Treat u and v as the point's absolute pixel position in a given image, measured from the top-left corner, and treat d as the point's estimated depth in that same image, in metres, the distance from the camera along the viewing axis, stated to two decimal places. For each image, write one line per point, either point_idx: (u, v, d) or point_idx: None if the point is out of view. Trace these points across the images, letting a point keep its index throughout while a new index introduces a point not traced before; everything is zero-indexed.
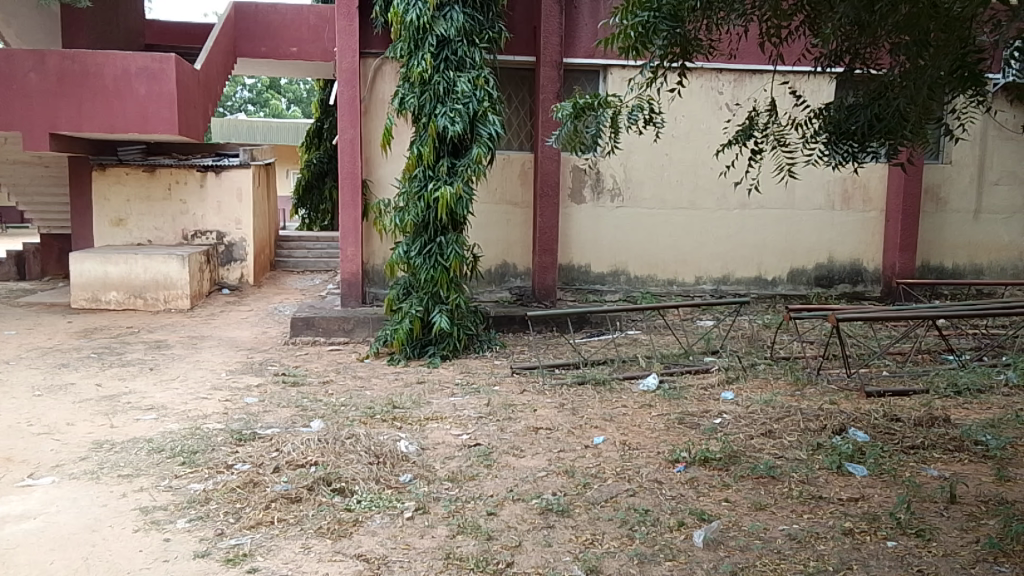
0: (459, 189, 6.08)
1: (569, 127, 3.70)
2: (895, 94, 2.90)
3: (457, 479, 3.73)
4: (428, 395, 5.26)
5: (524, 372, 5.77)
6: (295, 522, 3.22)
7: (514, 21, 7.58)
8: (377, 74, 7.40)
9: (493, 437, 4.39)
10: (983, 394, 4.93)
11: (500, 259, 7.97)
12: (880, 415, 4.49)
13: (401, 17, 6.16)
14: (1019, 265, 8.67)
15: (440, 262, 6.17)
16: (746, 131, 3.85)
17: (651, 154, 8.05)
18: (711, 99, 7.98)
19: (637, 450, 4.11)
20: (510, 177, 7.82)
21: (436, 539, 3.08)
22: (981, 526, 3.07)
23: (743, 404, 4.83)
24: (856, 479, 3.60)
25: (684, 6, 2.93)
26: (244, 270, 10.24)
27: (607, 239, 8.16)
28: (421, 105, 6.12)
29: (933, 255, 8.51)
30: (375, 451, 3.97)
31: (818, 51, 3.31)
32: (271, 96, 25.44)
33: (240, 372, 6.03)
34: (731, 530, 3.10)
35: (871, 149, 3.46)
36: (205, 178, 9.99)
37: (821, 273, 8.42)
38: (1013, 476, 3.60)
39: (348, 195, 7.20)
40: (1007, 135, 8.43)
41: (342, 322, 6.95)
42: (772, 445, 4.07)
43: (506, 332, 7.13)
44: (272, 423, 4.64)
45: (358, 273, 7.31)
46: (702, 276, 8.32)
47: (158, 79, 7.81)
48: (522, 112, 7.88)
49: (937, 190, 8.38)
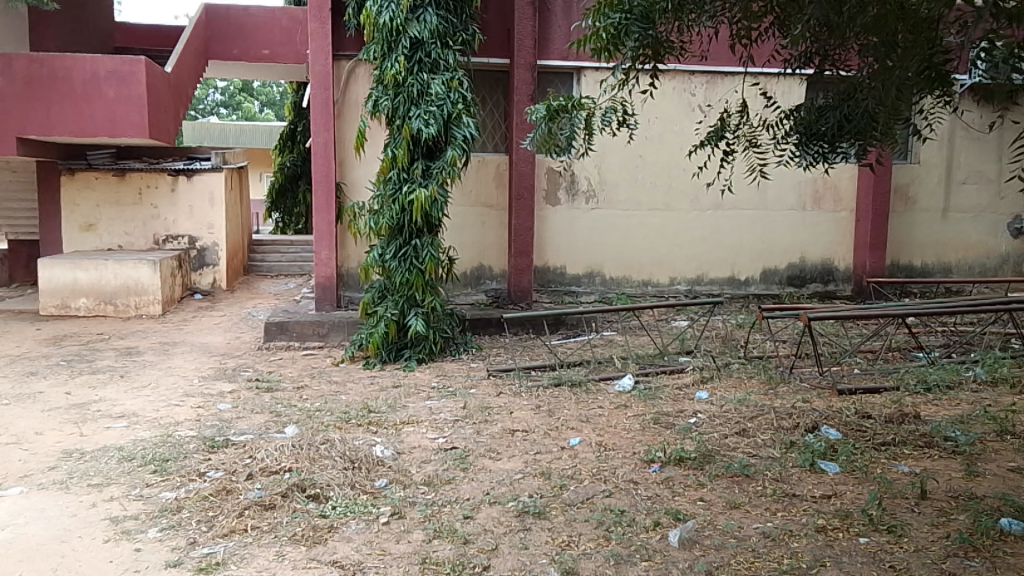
0: (434, 192, 6.06)
1: (544, 128, 3.71)
2: (864, 95, 2.94)
3: (433, 483, 3.71)
4: (404, 399, 5.23)
5: (500, 375, 5.76)
6: (269, 530, 3.18)
7: (487, 23, 7.56)
8: (351, 76, 7.37)
9: (468, 440, 4.37)
10: (952, 390, 5.01)
11: (476, 262, 7.95)
12: (851, 412, 4.54)
13: (374, 19, 6.13)
14: (987, 263, 8.82)
15: (415, 265, 6.14)
16: (717, 133, 3.87)
17: (626, 156, 8.08)
18: (684, 101, 8.04)
19: (613, 451, 4.12)
20: (485, 180, 7.81)
21: (411, 544, 3.06)
22: (952, 521, 3.11)
23: (717, 404, 4.86)
24: (829, 477, 3.63)
25: (655, 7, 2.93)
26: (217, 275, 10.15)
27: (583, 242, 8.18)
28: (395, 108, 6.10)
29: (902, 255, 8.63)
30: (350, 457, 3.95)
31: (788, 52, 3.32)
32: (243, 100, 25.27)
33: (213, 378, 5.96)
34: (706, 530, 3.11)
35: (841, 150, 3.50)
36: (176, 182, 9.89)
37: (793, 272, 8.50)
38: (982, 471, 3.66)
39: (322, 198, 7.15)
40: (973, 136, 8.57)
41: (316, 326, 6.90)
42: (746, 444, 4.09)
43: (482, 335, 7.11)
44: (245, 429, 4.59)
45: (333, 277, 7.25)
46: (676, 277, 8.36)
47: (128, 82, 7.71)
48: (496, 114, 7.88)
49: (906, 190, 8.50)
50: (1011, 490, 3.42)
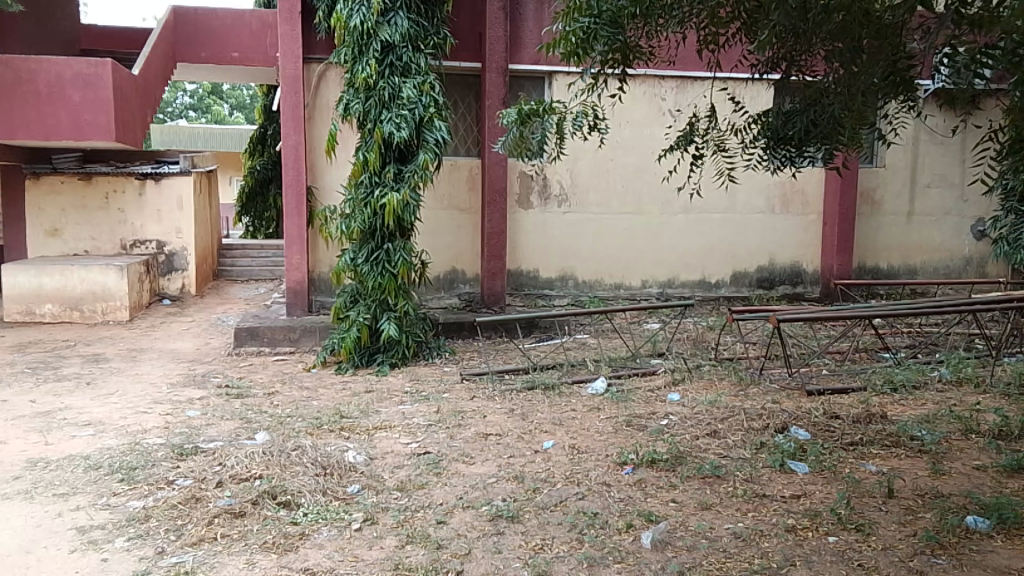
0: (406, 196, 6.04)
1: (515, 132, 3.72)
2: (830, 100, 2.99)
3: (405, 488, 3.69)
4: (376, 405, 5.20)
5: (473, 379, 5.75)
6: (239, 538, 3.14)
7: (458, 27, 7.56)
8: (321, 79, 7.31)
9: (441, 445, 4.36)
10: (918, 390, 5.09)
11: (449, 266, 7.93)
12: (820, 413, 4.59)
13: (345, 22, 6.10)
14: (951, 265, 8.99)
15: (387, 269, 6.13)
16: (687, 137, 3.90)
17: (598, 160, 8.12)
18: (655, 106, 8.10)
19: (586, 453, 4.13)
20: (458, 183, 7.80)
21: (384, 550, 3.04)
22: (918, 519, 3.16)
23: (689, 405, 4.89)
24: (798, 477, 3.67)
25: (624, 13, 2.95)
26: (185, 280, 10.03)
27: (555, 246, 8.20)
28: (366, 111, 6.07)
29: (869, 257, 8.77)
30: (321, 463, 3.91)
31: (755, 57, 3.35)
32: (212, 103, 25.02)
33: (182, 385, 5.87)
34: (678, 531, 3.13)
35: (808, 154, 3.55)
36: (143, 186, 9.74)
37: (762, 275, 8.60)
38: (947, 469, 3.73)
39: (293, 202, 7.09)
40: (936, 140, 8.74)
41: (288, 331, 6.83)
42: (717, 445, 4.13)
43: (455, 339, 7.10)
44: (215, 436, 4.53)
45: (304, 282, 7.20)
46: (648, 280, 8.42)
47: (93, 85, 7.60)
48: (468, 117, 7.88)
49: (871, 193, 8.64)
50: (976, 488, 3.49)
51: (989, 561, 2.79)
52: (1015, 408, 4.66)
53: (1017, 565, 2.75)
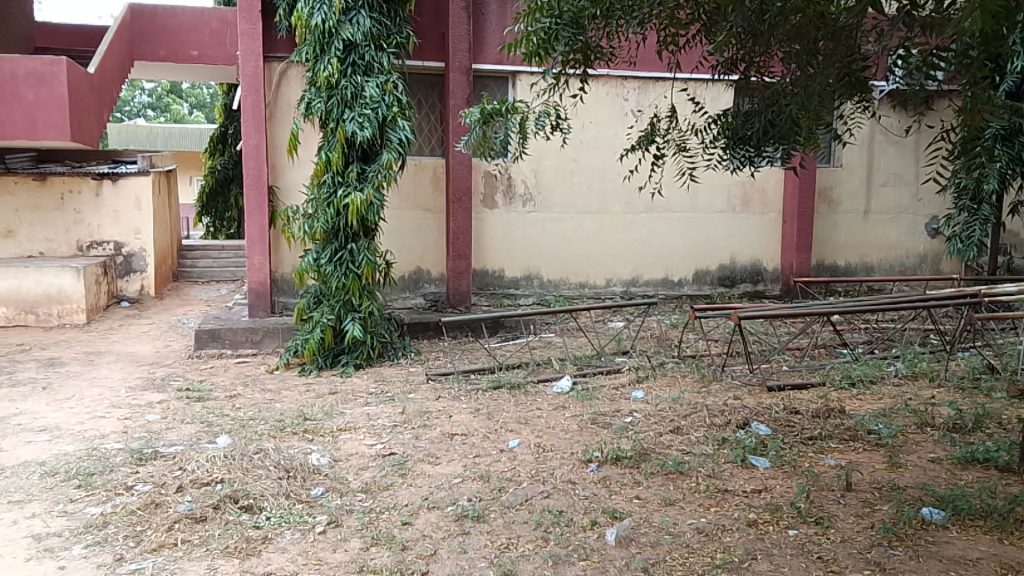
0: (370, 196, 6.01)
1: (479, 132, 3.72)
2: (787, 101, 3.04)
3: (370, 490, 3.67)
4: (340, 406, 5.15)
5: (438, 379, 5.74)
6: (200, 543, 3.09)
7: (421, 27, 7.52)
8: (282, 78, 7.24)
9: (407, 446, 4.34)
10: (875, 384, 5.20)
11: (414, 266, 7.89)
12: (780, 408, 4.67)
13: (306, 21, 6.05)
14: (906, 263, 9.19)
15: (351, 269, 6.08)
16: (648, 137, 3.92)
17: (561, 159, 8.15)
18: (618, 106, 8.16)
19: (551, 452, 4.15)
20: (422, 183, 7.77)
21: (348, 552, 3.02)
22: (875, 512, 3.22)
23: (652, 403, 4.94)
24: (759, 471, 3.73)
25: (584, 14, 2.97)
26: (144, 282, 9.88)
27: (520, 245, 8.21)
28: (329, 110, 6.02)
29: (827, 255, 8.94)
30: (284, 466, 3.87)
31: (715, 59, 3.40)
32: (172, 102, 24.64)
33: (141, 389, 5.76)
34: (642, 527, 3.16)
35: (766, 154, 3.61)
36: (100, 187, 9.51)
37: (724, 273, 8.71)
38: (903, 462, 3.81)
39: (254, 203, 7.00)
40: (892, 140, 8.93)
41: (249, 333, 6.76)
42: (680, 442, 4.17)
43: (420, 339, 7.07)
44: (174, 440, 4.46)
45: (266, 283, 7.11)
46: (612, 278, 8.47)
47: (47, 83, 7.42)
48: (432, 117, 7.85)
49: (829, 192, 8.81)
50: (931, 481, 3.57)
51: (944, 551, 2.85)
52: (968, 401, 4.78)
53: (971, 555, 2.82)
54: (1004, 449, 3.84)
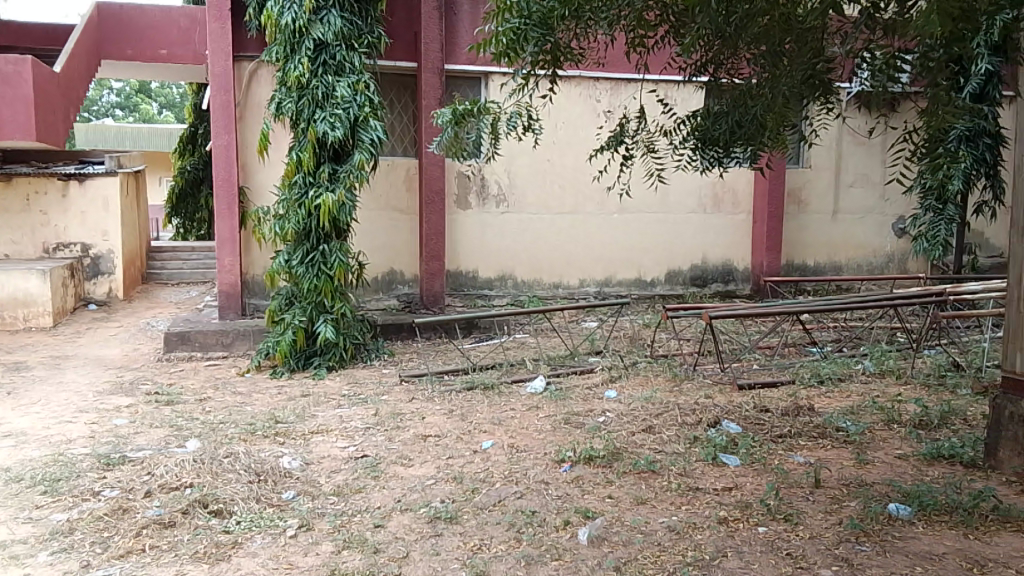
0: (341, 197, 5.97)
1: (450, 132, 3.71)
2: (754, 101, 3.08)
3: (342, 493, 3.64)
4: (313, 409, 5.11)
5: (412, 381, 5.72)
6: (169, 549, 3.05)
7: (393, 26, 7.48)
8: (253, 78, 7.18)
9: (380, 448, 4.32)
10: (843, 382, 5.28)
11: (387, 267, 7.86)
12: (751, 407, 4.71)
13: (276, 20, 5.99)
14: (874, 262, 9.32)
15: (323, 270, 6.03)
16: (617, 138, 3.92)
17: (534, 160, 8.16)
18: (590, 107, 8.20)
19: (524, 452, 4.15)
20: (395, 184, 7.75)
21: (320, 556, 2.99)
22: (844, 508, 3.27)
23: (625, 402, 4.96)
24: (730, 469, 3.77)
25: (553, 14, 2.97)
26: (112, 284, 9.72)
27: (493, 245, 8.20)
28: (300, 110, 5.97)
29: (797, 255, 9.04)
30: (255, 470, 3.83)
31: (684, 60, 3.44)
32: (140, 101, 24.34)
33: (109, 392, 5.68)
34: (615, 526, 3.17)
35: (734, 155, 3.66)
36: (67, 187, 9.35)
37: (696, 273, 8.78)
38: (871, 459, 3.87)
39: (224, 204, 6.92)
40: (859, 141, 9.06)
41: (220, 335, 6.69)
42: (652, 441, 4.20)
43: (394, 340, 7.04)
44: (143, 445, 4.39)
45: (237, 285, 7.02)
46: (586, 278, 8.50)
47: (12, 82, 7.27)
48: (405, 118, 7.84)
49: (799, 193, 8.92)
50: (898, 476, 3.62)
51: (910, 547, 2.89)
52: (934, 398, 4.86)
53: (937, 550, 2.86)
54: (968, 445, 3.92)
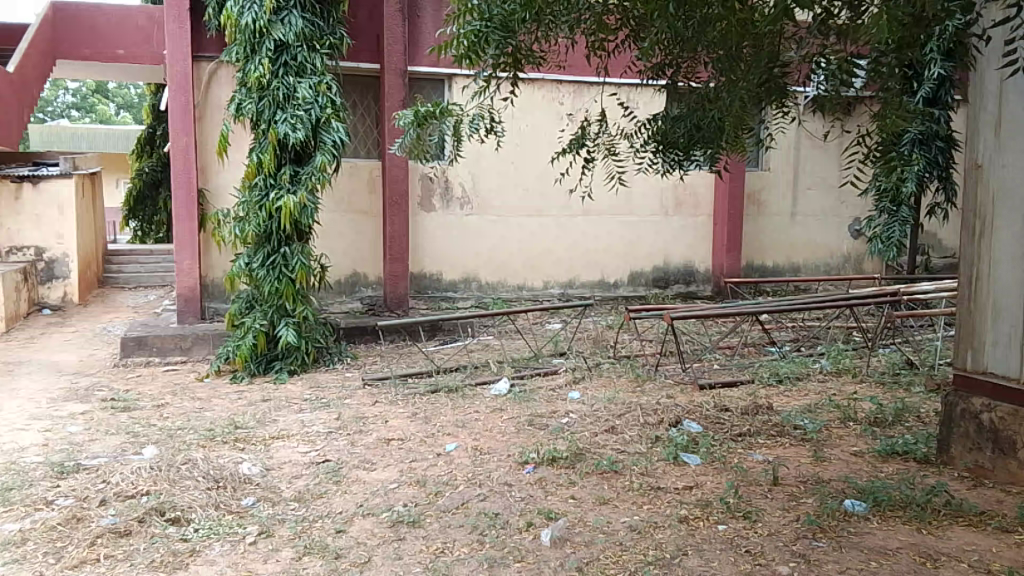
0: (303, 199, 5.92)
1: (412, 134, 3.69)
2: (712, 105, 3.12)
3: (303, 499, 3.60)
4: (273, 414, 5.05)
5: (374, 384, 5.67)
6: (125, 558, 2.99)
7: (355, 28, 7.44)
8: (212, 78, 7.09)
9: (342, 452, 4.28)
10: (801, 381, 5.37)
11: (350, 269, 7.80)
12: (711, 406, 4.76)
13: (236, 20, 5.90)
14: (831, 262, 9.49)
15: (284, 273, 5.97)
16: (578, 140, 3.94)
17: (497, 162, 8.17)
18: (553, 109, 8.24)
19: (488, 454, 4.15)
20: (357, 185, 7.70)
21: (280, 562, 2.96)
22: (801, 505, 3.32)
23: (588, 403, 4.98)
24: (690, 468, 3.81)
25: (514, 16, 2.97)
26: (67, 288, 9.51)
27: (457, 247, 8.18)
28: (260, 111, 5.91)
29: (757, 256, 9.17)
30: (214, 476, 3.77)
31: (642, 64, 3.47)
32: (98, 102, 23.89)
33: (64, 399, 5.54)
34: (577, 527, 3.18)
35: (694, 157, 3.70)
36: (20, 190, 9.12)
37: (658, 274, 8.86)
38: (828, 456, 3.93)
39: (182, 207, 6.80)
40: (816, 145, 9.23)
41: (178, 340, 6.58)
42: (615, 441, 4.22)
43: (357, 343, 6.99)
44: (98, 452, 4.30)
45: (196, 289, 6.91)
46: (550, 280, 8.53)
47: None
48: (368, 119, 7.79)
49: (758, 195, 9.06)
50: (853, 473, 3.69)
51: (865, 542, 2.95)
52: (888, 396, 4.96)
53: (891, 545, 2.92)
54: (921, 442, 4.01)
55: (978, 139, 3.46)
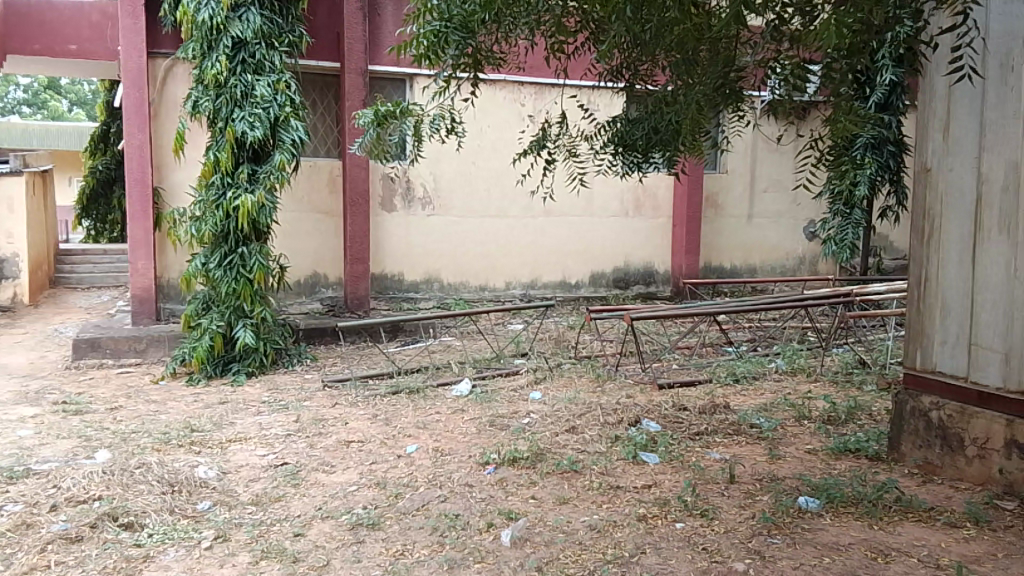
0: (261, 198, 5.85)
1: (373, 134, 3.67)
2: (669, 109, 3.16)
3: (261, 502, 3.56)
4: (230, 416, 4.99)
5: (335, 386, 5.63)
6: (76, 564, 2.93)
7: (315, 26, 7.37)
8: (168, 75, 6.96)
9: (301, 455, 4.24)
10: (757, 380, 5.46)
11: (310, 270, 7.72)
12: (670, 406, 4.82)
13: (192, 16, 5.80)
14: (787, 264, 9.67)
15: (241, 273, 5.89)
16: (539, 142, 3.95)
17: (459, 163, 8.16)
18: (514, 111, 8.27)
19: (449, 456, 4.14)
20: (317, 185, 7.63)
21: (236, 567, 2.92)
22: (756, 502, 3.38)
23: (549, 404, 5.00)
24: (649, 467, 3.85)
25: (473, 18, 2.96)
26: (17, 289, 9.26)
27: (419, 248, 8.14)
28: (217, 109, 5.82)
29: (715, 257, 9.30)
30: (168, 480, 3.70)
31: (601, 67, 3.49)
32: (49, 98, 23.30)
33: (12, 402, 5.40)
34: (537, 527, 3.20)
35: (652, 160, 3.75)
36: None
37: (619, 275, 8.93)
38: (782, 455, 4.01)
39: (137, 205, 6.67)
40: (772, 148, 9.40)
41: (133, 341, 6.45)
42: (575, 441, 4.25)
43: (317, 344, 6.92)
44: (48, 457, 4.20)
45: (151, 289, 6.78)
46: (511, 281, 8.54)
47: None
48: (328, 118, 7.72)
49: (716, 197, 9.19)
50: (807, 471, 3.77)
51: (819, 538, 3.01)
52: (841, 394, 5.08)
53: (844, 541, 2.98)
54: (873, 439, 4.11)
55: (927, 144, 3.56)
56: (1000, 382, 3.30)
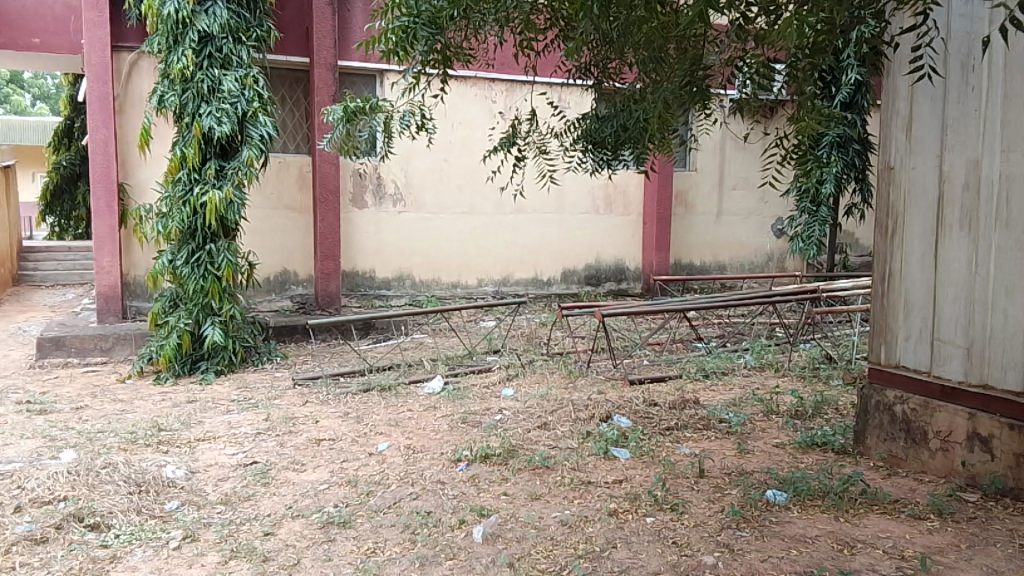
0: (229, 194, 5.79)
1: (342, 130, 3.65)
2: (637, 106, 3.19)
3: (230, 501, 3.53)
4: (199, 415, 4.93)
5: (305, 384, 5.58)
6: (41, 565, 2.88)
7: (283, 21, 7.31)
8: (133, 69, 6.85)
9: (271, 453, 4.21)
10: (726, 375, 5.53)
11: (280, 267, 7.64)
12: (640, 401, 4.86)
13: (157, 10, 5.73)
14: (755, 261, 9.79)
15: (210, 271, 5.82)
16: (508, 139, 3.96)
17: (430, 160, 8.14)
18: (485, 107, 8.27)
19: (421, 453, 4.14)
20: (287, 181, 7.57)
21: (205, 567, 2.89)
22: (725, 496, 3.42)
23: (521, 400, 5.02)
24: (620, 462, 3.88)
25: (442, 14, 2.95)
26: None
27: (391, 245, 8.10)
28: (183, 104, 5.74)
29: (685, 254, 9.39)
30: (135, 480, 3.65)
31: (570, 64, 3.51)
32: (13, 92, 22.83)
33: None
34: (509, 523, 3.21)
35: (622, 158, 3.78)
36: None
37: (590, 272, 8.98)
38: (751, 449, 4.06)
39: (103, 201, 6.56)
40: (740, 146, 9.51)
41: (99, 340, 6.36)
42: (547, 437, 4.27)
43: (287, 342, 6.87)
44: (12, 457, 4.12)
45: (116, 287, 6.68)
46: (484, 278, 8.54)
47: None
48: (297, 113, 7.66)
49: (685, 195, 9.27)
50: (775, 464, 3.82)
51: (786, 531, 3.05)
52: (808, 389, 5.15)
53: (811, 533, 3.03)
54: (838, 433, 4.18)
55: (891, 142, 3.62)
56: (962, 376, 3.38)
